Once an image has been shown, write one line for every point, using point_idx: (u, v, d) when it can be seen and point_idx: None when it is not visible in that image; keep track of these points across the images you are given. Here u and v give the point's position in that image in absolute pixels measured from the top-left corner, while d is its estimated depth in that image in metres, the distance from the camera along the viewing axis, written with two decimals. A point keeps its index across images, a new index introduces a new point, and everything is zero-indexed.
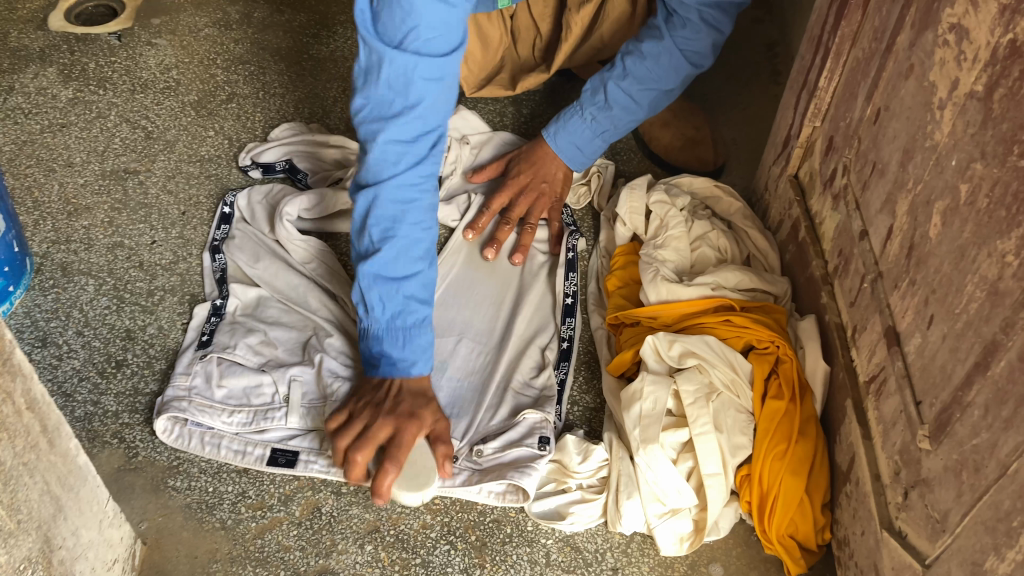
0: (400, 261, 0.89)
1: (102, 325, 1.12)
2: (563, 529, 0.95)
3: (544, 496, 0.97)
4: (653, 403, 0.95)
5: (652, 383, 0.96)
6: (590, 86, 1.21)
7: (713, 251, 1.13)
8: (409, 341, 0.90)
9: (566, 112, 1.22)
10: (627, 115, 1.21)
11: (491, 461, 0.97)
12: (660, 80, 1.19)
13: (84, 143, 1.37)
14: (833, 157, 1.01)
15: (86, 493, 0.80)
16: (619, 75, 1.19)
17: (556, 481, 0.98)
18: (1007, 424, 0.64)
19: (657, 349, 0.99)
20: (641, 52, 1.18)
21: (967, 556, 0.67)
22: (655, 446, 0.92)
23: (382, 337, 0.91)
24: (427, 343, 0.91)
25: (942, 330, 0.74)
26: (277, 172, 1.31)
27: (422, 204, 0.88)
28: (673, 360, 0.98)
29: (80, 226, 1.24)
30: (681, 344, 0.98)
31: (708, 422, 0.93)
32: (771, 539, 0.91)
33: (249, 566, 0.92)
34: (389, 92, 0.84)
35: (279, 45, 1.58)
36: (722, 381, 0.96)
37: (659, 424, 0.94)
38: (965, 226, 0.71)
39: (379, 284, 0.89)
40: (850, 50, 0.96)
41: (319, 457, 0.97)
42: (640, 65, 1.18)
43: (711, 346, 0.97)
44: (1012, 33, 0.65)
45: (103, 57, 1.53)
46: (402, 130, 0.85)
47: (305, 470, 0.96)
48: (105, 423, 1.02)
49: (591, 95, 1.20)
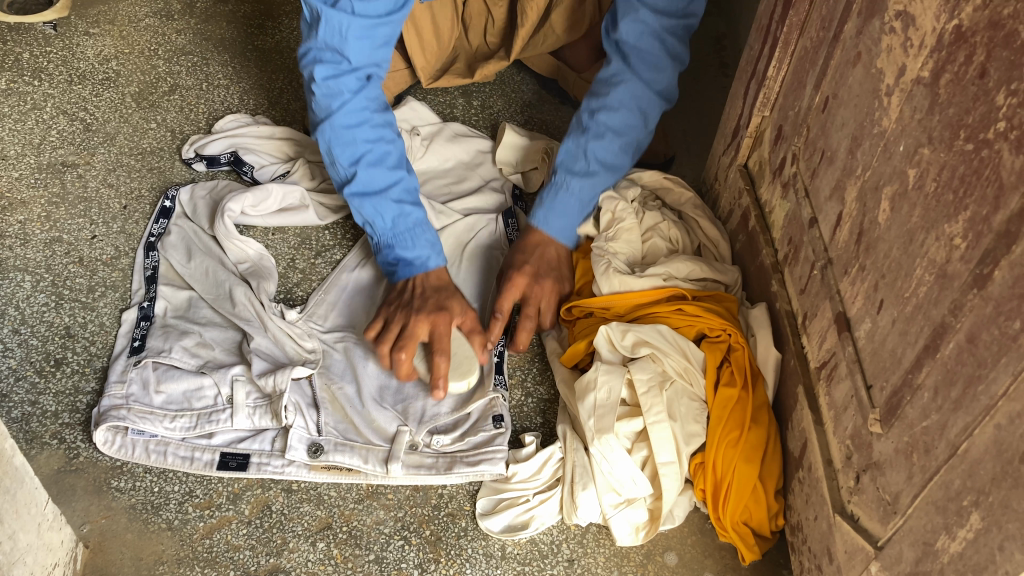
0: (379, 172, 1.04)
1: (40, 323, 1.08)
2: (527, 537, 0.93)
3: (497, 510, 0.94)
4: (608, 393, 0.95)
5: (605, 372, 0.96)
6: (568, 152, 1.13)
7: (665, 242, 1.12)
8: (416, 239, 1.05)
9: (550, 190, 1.12)
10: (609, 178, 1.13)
11: (455, 447, 0.97)
12: (634, 129, 1.13)
13: (19, 136, 1.32)
14: (783, 146, 1.02)
15: (23, 496, 0.77)
16: (597, 133, 1.11)
17: (511, 490, 0.95)
18: (956, 406, 0.65)
19: (611, 339, 0.98)
20: (611, 103, 1.11)
21: (919, 537, 0.68)
22: (610, 435, 0.91)
23: (392, 237, 1.05)
24: (431, 237, 1.06)
25: (892, 315, 0.75)
26: (221, 164, 1.27)
27: (370, 122, 1.04)
28: (629, 350, 0.97)
29: (16, 221, 1.20)
30: (635, 332, 0.98)
31: (663, 411, 0.93)
32: (726, 527, 0.91)
33: (198, 567, 0.89)
34: (336, 57, 1.01)
35: (222, 36, 1.55)
36: (676, 370, 0.96)
37: (613, 414, 0.93)
38: (913, 210, 0.72)
39: (366, 203, 1.04)
40: (798, 39, 0.97)
41: (274, 458, 0.95)
42: (613, 115, 1.11)
43: (663, 335, 0.97)
44: (958, 19, 0.66)
45: (39, 48, 1.48)
46: (348, 111, 1.02)
47: (258, 473, 0.94)
48: (44, 424, 0.99)
49: (570, 162, 1.12)
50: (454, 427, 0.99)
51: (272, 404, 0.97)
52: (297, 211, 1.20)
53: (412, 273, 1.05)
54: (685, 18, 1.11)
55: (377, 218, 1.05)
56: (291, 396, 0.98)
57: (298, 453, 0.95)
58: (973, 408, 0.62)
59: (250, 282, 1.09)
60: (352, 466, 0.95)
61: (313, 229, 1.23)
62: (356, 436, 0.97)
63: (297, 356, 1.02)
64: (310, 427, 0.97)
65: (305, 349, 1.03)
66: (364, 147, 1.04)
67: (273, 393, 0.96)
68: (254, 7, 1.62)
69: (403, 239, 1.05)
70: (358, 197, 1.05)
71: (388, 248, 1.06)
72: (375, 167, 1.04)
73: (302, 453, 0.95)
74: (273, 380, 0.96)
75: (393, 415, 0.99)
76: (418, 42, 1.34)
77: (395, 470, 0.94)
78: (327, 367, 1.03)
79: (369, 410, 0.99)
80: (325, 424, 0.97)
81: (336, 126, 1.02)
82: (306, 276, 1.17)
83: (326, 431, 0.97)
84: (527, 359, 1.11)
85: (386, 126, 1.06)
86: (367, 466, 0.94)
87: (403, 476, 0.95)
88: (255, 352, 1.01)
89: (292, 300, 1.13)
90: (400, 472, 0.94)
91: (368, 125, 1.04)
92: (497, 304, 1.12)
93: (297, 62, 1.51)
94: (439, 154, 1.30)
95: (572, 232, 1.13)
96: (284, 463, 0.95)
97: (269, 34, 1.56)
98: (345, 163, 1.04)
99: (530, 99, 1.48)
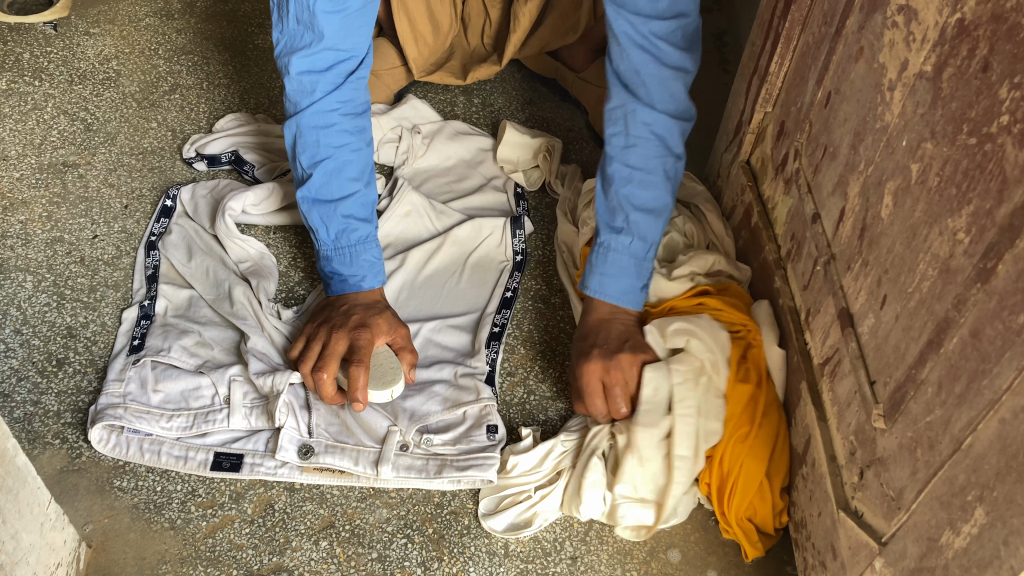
0: (334, 181, 1.00)
1: (41, 323, 1.08)
2: (529, 535, 0.93)
3: (500, 509, 0.94)
4: (655, 390, 0.93)
5: (641, 367, 0.93)
6: (603, 209, 1.02)
7: (681, 236, 1.13)
8: (355, 258, 1.02)
9: (597, 255, 1.00)
10: (655, 225, 0.99)
11: (444, 449, 0.96)
12: (657, 160, 0.99)
13: (20, 136, 1.32)
14: (785, 142, 1.02)
15: (26, 495, 0.76)
16: (621, 177, 0.99)
17: (512, 487, 0.95)
18: (959, 400, 0.64)
19: (642, 333, 0.97)
20: (625, 138, 0.99)
21: (923, 532, 0.68)
22: (642, 433, 0.91)
23: (332, 246, 1.02)
24: (374, 259, 1.02)
25: (895, 310, 0.75)
26: (222, 164, 1.28)
27: (339, 125, 0.99)
28: (666, 342, 0.96)
29: (17, 221, 1.20)
30: (676, 324, 0.97)
31: (693, 406, 0.92)
32: (731, 522, 0.91)
33: (200, 566, 0.89)
34: (311, 40, 0.94)
35: (222, 35, 1.55)
36: (710, 364, 0.94)
37: (655, 412, 0.92)
38: (916, 205, 0.72)
39: (316, 208, 1.01)
40: (799, 35, 0.97)
41: (267, 459, 0.95)
42: (631, 152, 0.99)
43: (704, 325, 0.97)
44: (961, 13, 0.66)
45: (39, 48, 1.48)
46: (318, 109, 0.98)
47: (251, 474, 0.94)
48: (46, 424, 0.99)
49: (607, 218, 1.00)
50: (447, 428, 0.99)
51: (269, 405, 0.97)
52: (295, 211, 1.20)
53: (346, 290, 1.03)
54: (677, 21, 0.94)
55: (323, 225, 1.01)
56: (286, 397, 0.98)
57: (289, 454, 0.95)
58: (977, 403, 0.62)
59: (248, 283, 1.08)
60: (343, 468, 0.95)
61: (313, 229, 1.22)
62: (348, 438, 0.97)
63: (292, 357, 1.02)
64: (301, 428, 0.96)
65: None
66: (328, 152, 0.99)
67: (270, 393, 0.96)
68: (254, 6, 1.62)
69: (342, 256, 1.02)
70: (309, 200, 1.01)
71: (327, 254, 1.03)
72: (331, 175, 1.00)
73: (293, 454, 0.95)
74: (271, 381, 0.96)
75: (383, 415, 0.98)
76: (411, 32, 1.34)
77: (386, 472, 0.94)
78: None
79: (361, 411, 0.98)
80: (316, 425, 0.97)
81: (303, 125, 0.98)
82: (307, 275, 1.17)
83: (318, 433, 0.97)
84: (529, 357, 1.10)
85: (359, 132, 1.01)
86: (358, 468, 0.95)
87: (395, 479, 0.94)
88: (252, 351, 1.00)
89: (294, 300, 1.13)
90: (391, 475, 0.94)
91: (337, 130, 0.99)
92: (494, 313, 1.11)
93: None
94: (440, 151, 1.30)
95: (638, 295, 1.00)
96: (277, 464, 0.94)
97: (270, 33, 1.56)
98: (304, 161, 1.00)
99: (531, 97, 1.47)
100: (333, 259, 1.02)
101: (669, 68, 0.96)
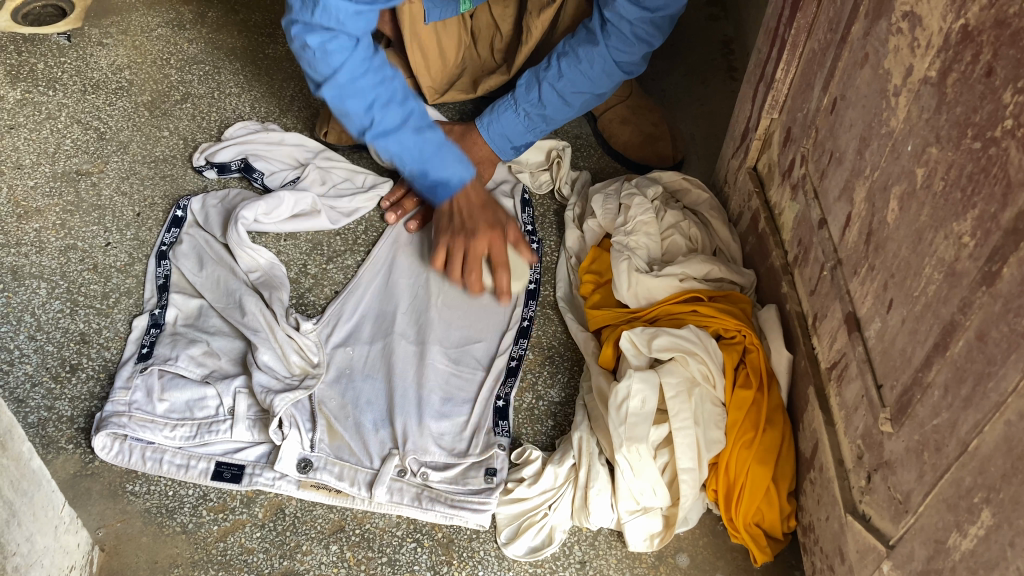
0: (402, 136, 0.95)
1: (54, 330, 1.09)
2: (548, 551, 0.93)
3: (519, 533, 0.93)
4: (641, 402, 0.93)
5: (640, 381, 0.94)
6: (524, 81, 1.22)
7: (683, 239, 1.13)
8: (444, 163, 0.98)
9: (499, 104, 1.23)
10: (508, 131, 1.23)
11: (441, 486, 0.95)
12: (593, 85, 1.20)
13: (34, 145, 1.34)
14: (791, 148, 1.02)
15: (41, 498, 0.77)
16: (554, 76, 1.19)
17: (527, 509, 0.94)
18: (966, 403, 0.65)
19: (636, 344, 0.98)
20: (576, 54, 1.18)
21: (931, 535, 0.68)
22: (642, 446, 0.91)
23: (422, 167, 0.98)
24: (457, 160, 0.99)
25: (902, 314, 0.75)
26: (232, 171, 1.29)
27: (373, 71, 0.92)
28: (651, 352, 0.97)
29: (31, 229, 1.22)
30: (662, 336, 0.97)
31: (688, 417, 0.92)
32: (738, 528, 0.92)
33: (212, 569, 0.90)
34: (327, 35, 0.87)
35: (233, 44, 1.56)
36: (701, 373, 0.95)
37: (648, 424, 0.92)
38: (922, 209, 0.72)
39: (388, 142, 0.95)
40: (806, 42, 0.97)
41: (265, 469, 0.95)
42: (575, 67, 1.18)
43: (690, 336, 0.96)
44: (965, 18, 0.66)
45: (53, 58, 1.49)
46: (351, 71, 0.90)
47: (250, 484, 0.94)
48: (60, 429, 1.00)
49: (524, 92, 1.21)
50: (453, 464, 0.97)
51: (268, 417, 0.98)
52: (306, 217, 1.22)
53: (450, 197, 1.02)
54: (643, 45, 1.16)
55: (401, 158, 0.97)
56: (291, 411, 0.98)
57: (288, 466, 0.95)
58: (983, 405, 0.62)
59: (261, 295, 1.09)
60: (339, 488, 0.94)
61: (326, 235, 1.23)
62: (349, 456, 0.97)
63: (301, 371, 1.02)
64: (303, 441, 0.97)
65: (311, 362, 1.03)
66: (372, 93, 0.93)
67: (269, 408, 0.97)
68: (265, 16, 1.63)
69: (422, 153, 0.96)
70: (378, 141, 0.95)
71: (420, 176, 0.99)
72: (357, 79, 0.91)
73: (292, 467, 0.95)
74: (271, 399, 0.97)
75: (386, 438, 0.98)
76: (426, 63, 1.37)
77: (379, 496, 0.93)
78: (328, 383, 1.03)
79: (363, 426, 0.99)
80: (319, 441, 0.97)
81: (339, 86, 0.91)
82: (318, 281, 1.18)
83: (319, 447, 0.97)
84: (539, 361, 1.11)
85: (381, 66, 0.93)
86: (353, 489, 0.94)
87: (387, 504, 0.94)
88: (260, 366, 1.01)
89: (304, 307, 1.14)
90: (384, 499, 0.94)
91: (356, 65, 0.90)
92: (510, 346, 1.10)
93: (307, 68, 1.52)
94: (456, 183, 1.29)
95: (506, 146, 1.25)
96: (274, 475, 0.95)
97: (280, 42, 1.58)
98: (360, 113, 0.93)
99: None
100: (385, 130, 0.94)
101: (618, 64, 1.18)
